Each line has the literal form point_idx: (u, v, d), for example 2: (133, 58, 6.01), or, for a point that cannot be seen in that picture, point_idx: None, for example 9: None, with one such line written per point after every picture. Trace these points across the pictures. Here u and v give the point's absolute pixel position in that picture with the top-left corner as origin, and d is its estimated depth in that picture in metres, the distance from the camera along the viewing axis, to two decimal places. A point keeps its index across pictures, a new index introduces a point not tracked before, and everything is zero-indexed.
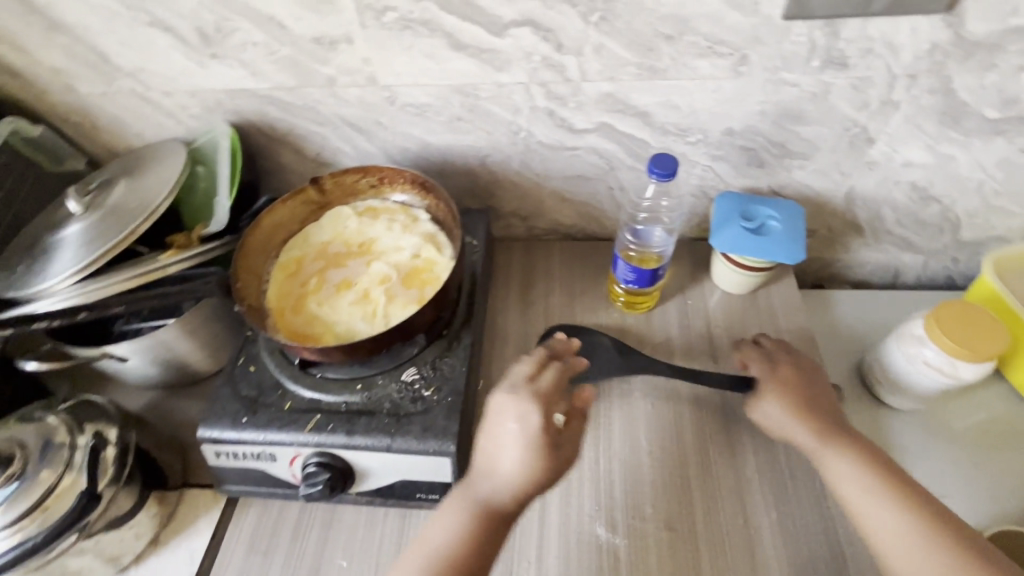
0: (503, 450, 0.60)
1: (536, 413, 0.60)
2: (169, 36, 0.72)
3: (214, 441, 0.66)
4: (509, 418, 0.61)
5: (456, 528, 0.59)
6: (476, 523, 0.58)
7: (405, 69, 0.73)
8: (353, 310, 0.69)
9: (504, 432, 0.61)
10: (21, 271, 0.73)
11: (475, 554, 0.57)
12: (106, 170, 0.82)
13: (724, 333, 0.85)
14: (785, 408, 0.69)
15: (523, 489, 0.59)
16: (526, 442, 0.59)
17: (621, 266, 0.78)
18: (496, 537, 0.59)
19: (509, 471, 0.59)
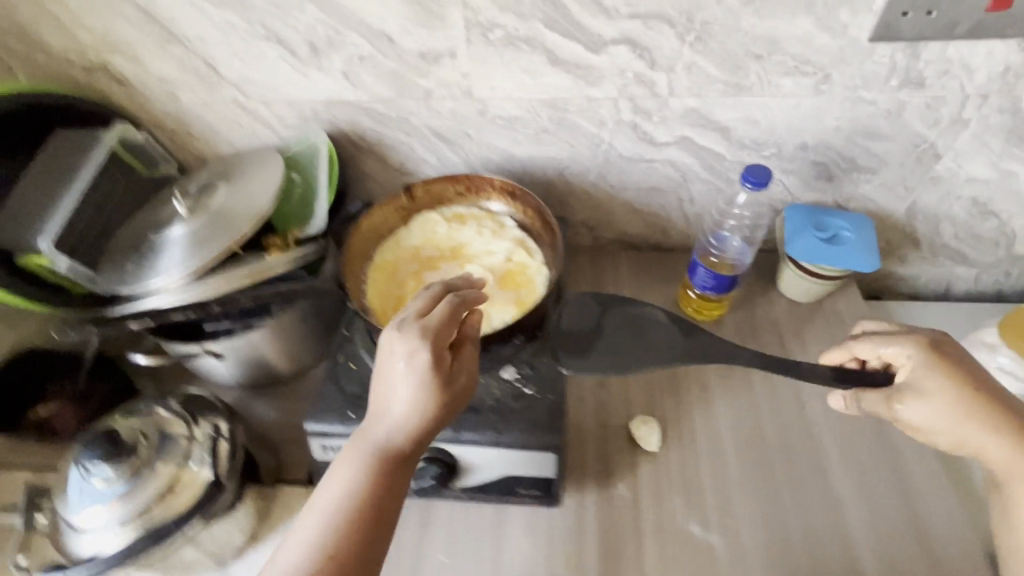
0: (395, 388, 0.54)
1: (421, 347, 0.54)
2: (281, 49, 0.76)
3: (323, 434, 0.68)
4: (391, 354, 0.55)
5: (356, 475, 0.54)
6: (378, 467, 0.54)
7: (501, 83, 0.77)
8: None
9: (387, 368, 0.55)
10: (130, 269, 0.76)
11: (378, 501, 0.53)
12: (203, 174, 0.86)
13: (794, 340, 0.88)
14: (955, 414, 0.59)
15: (423, 422, 0.55)
16: (417, 381, 0.54)
17: (701, 271, 0.82)
18: (399, 479, 0.54)
19: (401, 411, 0.54)
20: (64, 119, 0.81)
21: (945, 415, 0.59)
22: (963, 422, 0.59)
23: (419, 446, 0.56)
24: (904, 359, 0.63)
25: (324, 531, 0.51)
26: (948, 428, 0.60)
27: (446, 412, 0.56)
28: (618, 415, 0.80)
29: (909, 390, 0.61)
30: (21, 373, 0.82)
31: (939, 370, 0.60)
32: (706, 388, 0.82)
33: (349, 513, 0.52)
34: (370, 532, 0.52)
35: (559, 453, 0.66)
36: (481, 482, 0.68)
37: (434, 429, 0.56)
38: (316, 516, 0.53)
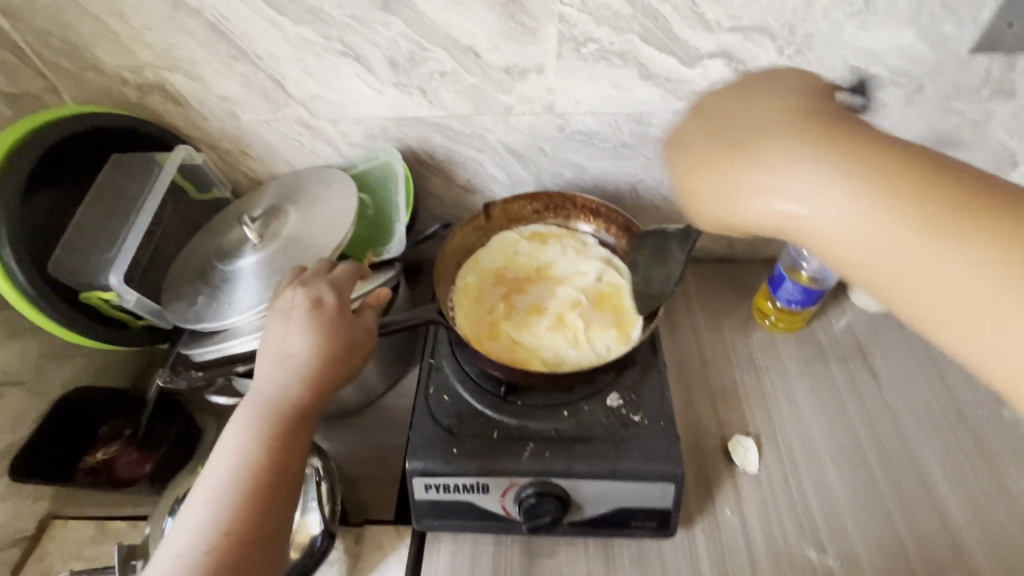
0: (287, 340, 0.59)
1: (325, 295, 0.62)
2: (358, 65, 0.72)
3: (424, 473, 0.63)
4: (283, 313, 0.61)
5: (253, 434, 0.54)
6: (275, 423, 0.55)
7: (587, 98, 0.74)
8: (554, 335, 0.71)
9: (275, 326, 0.60)
10: (201, 303, 0.70)
11: (276, 457, 0.53)
12: (266, 197, 0.81)
13: (876, 352, 0.87)
14: (796, 155, 0.42)
15: (308, 376, 0.57)
16: (311, 323, 0.59)
17: (789, 287, 0.81)
18: (297, 435, 0.55)
19: (295, 358, 0.58)
20: (116, 141, 0.74)
21: (814, 191, 0.41)
22: (839, 200, 0.40)
23: (317, 399, 0.58)
24: (781, 148, 0.43)
25: (220, 492, 0.51)
26: (840, 202, 0.40)
27: (347, 360, 0.60)
28: (711, 437, 0.78)
29: (782, 176, 0.42)
30: (77, 417, 0.76)
31: (805, 136, 0.43)
32: (796, 402, 0.81)
33: (252, 467, 0.52)
34: (279, 484, 0.52)
35: (678, 483, 0.63)
36: (595, 516, 0.65)
37: (334, 380, 0.59)
38: (213, 479, 0.52)
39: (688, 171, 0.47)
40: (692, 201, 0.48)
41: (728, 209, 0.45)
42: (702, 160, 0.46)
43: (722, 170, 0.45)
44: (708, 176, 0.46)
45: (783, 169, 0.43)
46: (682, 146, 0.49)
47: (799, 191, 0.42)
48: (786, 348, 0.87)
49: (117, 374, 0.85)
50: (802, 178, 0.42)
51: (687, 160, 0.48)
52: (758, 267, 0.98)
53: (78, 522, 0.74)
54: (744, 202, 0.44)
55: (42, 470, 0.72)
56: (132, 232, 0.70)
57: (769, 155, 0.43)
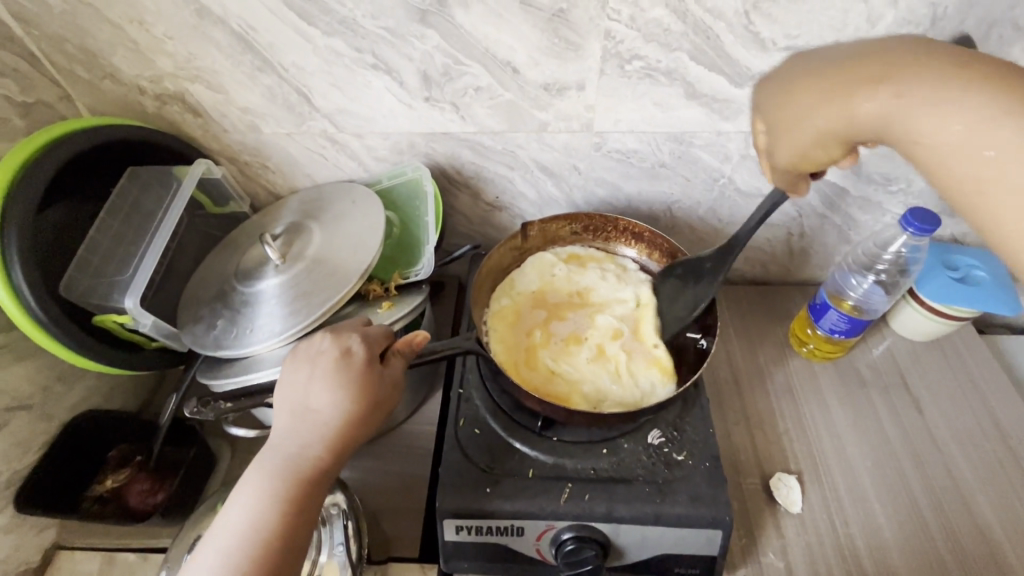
0: (310, 395, 0.55)
1: (355, 347, 0.57)
2: (389, 79, 0.69)
3: (456, 514, 0.59)
4: (307, 362, 0.57)
5: (267, 501, 0.51)
6: (289, 488, 0.51)
7: (628, 117, 0.71)
8: (595, 368, 0.69)
9: (298, 378, 0.56)
10: (220, 328, 0.67)
11: (289, 528, 0.50)
12: (286, 213, 0.77)
13: (920, 383, 0.83)
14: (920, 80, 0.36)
15: (330, 438, 0.54)
16: (337, 379, 0.55)
17: (834, 315, 0.78)
18: (314, 501, 0.52)
19: (318, 416, 0.54)
20: (133, 154, 0.71)
21: (947, 108, 0.35)
22: (960, 119, 0.34)
23: (335, 462, 0.54)
24: (912, 64, 0.37)
25: (227, 557, 0.49)
26: (958, 118, 0.34)
27: (371, 420, 0.56)
28: (750, 473, 0.74)
29: (906, 103, 0.36)
30: (88, 443, 0.73)
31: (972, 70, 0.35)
32: (838, 436, 0.77)
33: (263, 535, 0.49)
34: (287, 553, 0.50)
35: (726, 530, 0.59)
36: (635, 561, 0.61)
37: (354, 440, 0.55)
38: (221, 546, 0.49)
39: (798, 99, 0.43)
40: (795, 124, 0.43)
41: (841, 128, 0.40)
42: (814, 88, 0.42)
43: (834, 92, 0.40)
44: (819, 100, 0.41)
45: (921, 101, 0.36)
46: (804, 67, 0.43)
47: (926, 114, 0.35)
48: (825, 378, 0.84)
49: (127, 394, 0.81)
50: (909, 106, 0.36)
51: (798, 80, 0.43)
52: (792, 290, 0.95)
53: (87, 553, 0.70)
54: (860, 119, 0.39)
55: (48, 500, 0.68)
56: (150, 252, 0.66)
57: (895, 74, 0.37)
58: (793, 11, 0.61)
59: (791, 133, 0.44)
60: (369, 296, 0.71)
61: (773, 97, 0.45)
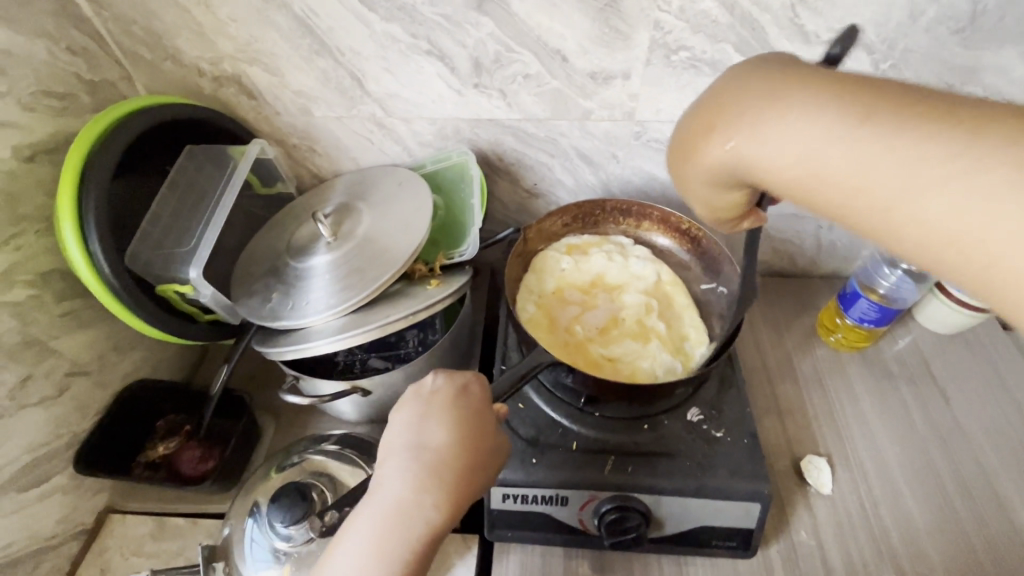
0: (423, 435, 0.52)
1: (468, 387, 0.56)
2: (441, 65, 0.71)
3: (503, 483, 0.62)
4: (420, 402, 0.55)
5: (378, 557, 0.47)
6: (402, 534, 0.48)
7: (669, 106, 0.73)
8: (644, 346, 0.71)
9: (410, 419, 0.54)
10: (276, 300, 0.69)
11: None
12: (309, 203, 0.80)
13: (946, 373, 0.85)
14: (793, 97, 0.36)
15: (445, 486, 0.50)
16: (453, 428, 0.52)
17: (864, 304, 0.80)
18: (427, 554, 0.49)
19: (431, 466, 0.50)
20: (190, 132, 0.74)
21: (794, 130, 0.35)
22: (814, 134, 0.34)
23: (449, 520, 0.50)
24: (736, 102, 0.38)
25: None
26: (777, 142, 0.36)
27: (486, 466, 0.52)
28: (781, 455, 0.76)
29: (749, 128, 0.37)
30: (137, 412, 0.76)
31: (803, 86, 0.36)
32: (866, 423, 0.79)
33: None
34: None
35: (764, 504, 0.61)
36: (674, 532, 0.63)
37: (469, 494, 0.51)
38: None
39: (672, 151, 0.44)
40: (672, 165, 0.44)
41: (713, 175, 0.41)
42: (678, 145, 0.43)
43: (690, 152, 0.41)
44: (721, 113, 0.39)
45: (758, 133, 0.37)
46: (674, 132, 0.44)
47: (771, 145, 0.36)
48: (853, 368, 0.86)
49: (172, 367, 0.84)
50: (745, 144, 0.37)
51: (670, 150, 0.44)
52: (817, 282, 0.97)
53: (137, 517, 0.73)
54: (719, 163, 0.40)
55: (101, 463, 0.71)
56: (210, 226, 0.69)
57: (723, 117, 0.39)
58: (837, 6, 0.63)
59: (688, 177, 0.43)
60: (414, 276, 0.74)
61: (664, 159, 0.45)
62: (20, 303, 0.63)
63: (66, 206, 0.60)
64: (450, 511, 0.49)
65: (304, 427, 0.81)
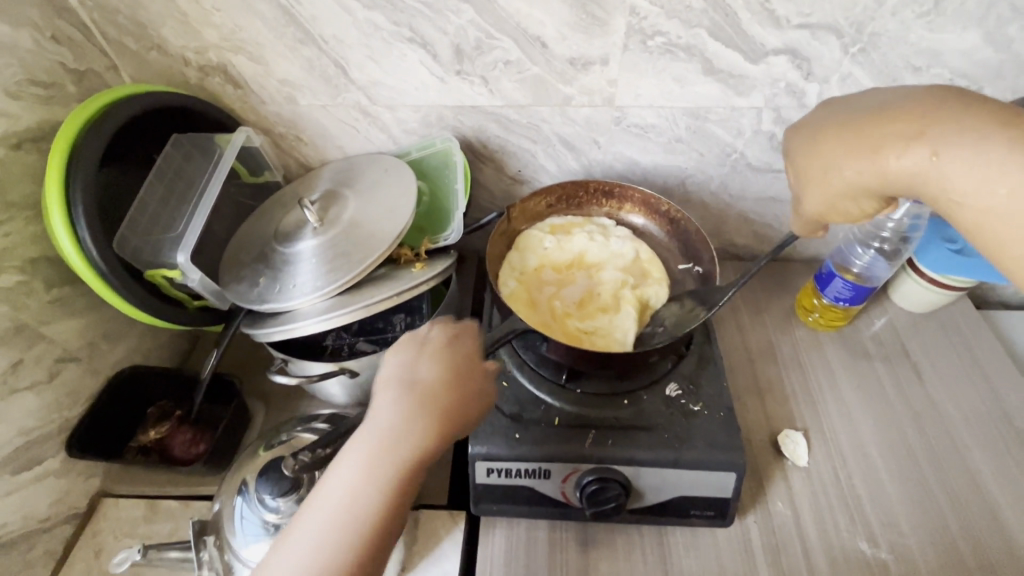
0: (413, 370, 0.54)
1: (456, 334, 0.59)
2: (423, 52, 0.73)
3: (487, 458, 0.64)
4: (410, 345, 0.57)
5: (368, 475, 0.47)
6: (391, 456, 0.48)
7: (647, 92, 0.75)
8: (620, 317, 0.73)
9: (402, 358, 0.56)
10: (263, 284, 0.71)
11: (389, 506, 0.47)
12: (295, 189, 0.82)
13: (919, 350, 0.88)
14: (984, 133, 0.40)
15: (437, 412, 0.51)
16: (444, 367, 0.55)
17: (839, 283, 0.83)
18: (415, 478, 0.49)
19: (423, 393, 0.52)
20: (177, 121, 0.75)
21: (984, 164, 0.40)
22: (1010, 173, 0.39)
23: (440, 445, 0.51)
24: (940, 120, 0.42)
25: (330, 523, 0.45)
26: (974, 170, 0.40)
27: (473, 400, 0.54)
28: (759, 431, 0.79)
29: (945, 149, 0.41)
30: (128, 398, 0.77)
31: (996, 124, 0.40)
32: (842, 399, 0.82)
33: (363, 509, 0.46)
34: (389, 531, 0.47)
35: (740, 474, 0.63)
36: (654, 503, 0.66)
37: (460, 424, 0.53)
38: (316, 516, 0.46)
39: (833, 140, 0.48)
40: (823, 153, 0.49)
41: (875, 181, 0.46)
42: (844, 138, 0.47)
43: (863, 148, 0.46)
44: (906, 129, 0.44)
45: (953, 155, 0.41)
46: (844, 119, 0.48)
47: (957, 173, 0.41)
48: (830, 346, 0.88)
49: (163, 355, 0.85)
50: (944, 163, 0.41)
51: (825, 136, 0.49)
52: (796, 265, 0.99)
53: (129, 500, 0.74)
54: (893, 173, 0.44)
55: (93, 448, 0.72)
56: (197, 212, 0.70)
57: (919, 126, 0.43)
58: None
59: (841, 174, 0.48)
60: (400, 261, 0.75)
61: (806, 141, 0.51)
62: (9, 289, 0.64)
63: (54, 191, 0.61)
64: (439, 436, 0.50)
65: (294, 412, 0.82)
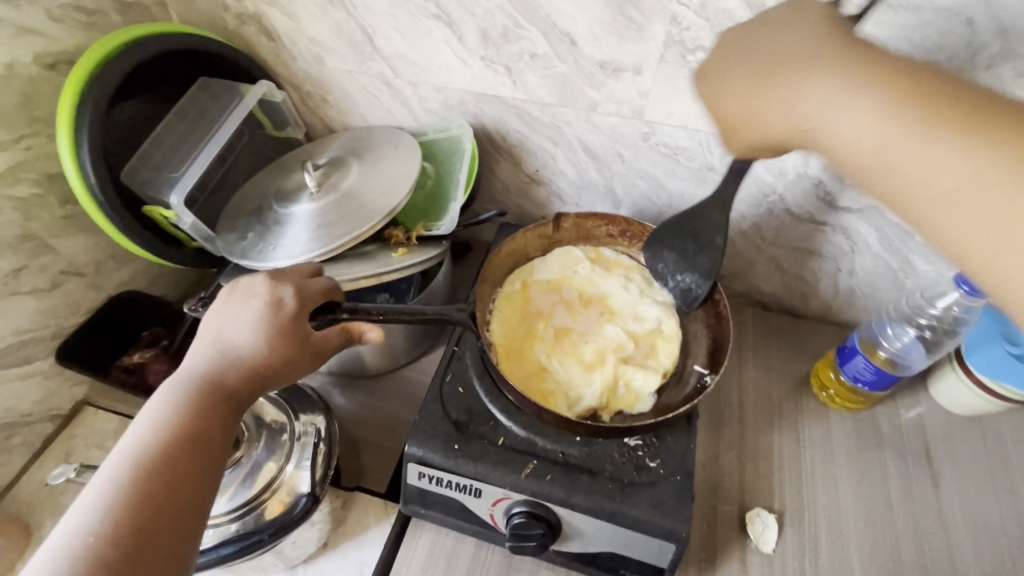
0: (239, 323, 0.55)
1: (287, 299, 0.56)
2: (449, 32, 0.69)
3: (420, 461, 0.62)
4: (245, 290, 0.57)
5: (183, 414, 0.49)
6: (203, 406, 0.50)
7: (681, 110, 0.68)
8: (586, 377, 0.67)
9: (235, 299, 0.57)
10: (249, 239, 0.72)
11: (199, 448, 0.48)
12: (337, 143, 0.81)
13: (946, 457, 0.76)
14: (821, 60, 0.41)
15: (241, 372, 0.52)
16: (263, 317, 0.55)
17: (861, 363, 0.73)
18: (225, 420, 0.50)
19: (223, 362, 0.53)
20: (208, 63, 0.76)
21: (823, 92, 0.40)
22: (853, 108, 0.39)
23: (250, 392, 0.53)
24: (803, 61, 0.42)
25: (127, 464, 0.45)
26: (860, 127, 0.38)
27: (296, 358, 0.55)
28: (729, 500, 0.72)
29: (797, 83, 0.42)
30: (122, 321, 0.81)
31: (834, 52, 0.41)
32: (835, 488, 0.73)
33: (178, 444, 0.47)
34: (200, 455, 0.48)
35: (680, 546, 0.58)
36: (582, 552, 0.62)
37: (264, 381, 0.53)
38: (125, 459, 0.46)
39: (728, 99, 0.47)
40: (740, 120, 0.46)
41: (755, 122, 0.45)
42: (740, 77, 0.46)
43: (751, 88, 0.45)
44: (755, 76, 0.45)
45: (798, 86, 0.41)
46: (725, 57, 0.48)
47: (816, 105, 0.40)
48: (839, 427, 0.78)
49: (167, 285, 0.89)
50: (803, 93, 0.41)
51: (719, 72, 0.48)
52: (829, 329, 0.88)
53: (107, 414, 0.79)
54: (769, 112, 0.43)
55: (82, 361, 0.77)
56: (201, 156, 0.71)
57: (784, 73, 0.43)
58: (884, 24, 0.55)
59: (733, 125, 0.47)
60: (390, 241, 0.74)
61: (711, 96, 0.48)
62: (25, 199, 0.68)
63: (66, 114, 0.64)
64: (247, 387, 0.53)
65: None
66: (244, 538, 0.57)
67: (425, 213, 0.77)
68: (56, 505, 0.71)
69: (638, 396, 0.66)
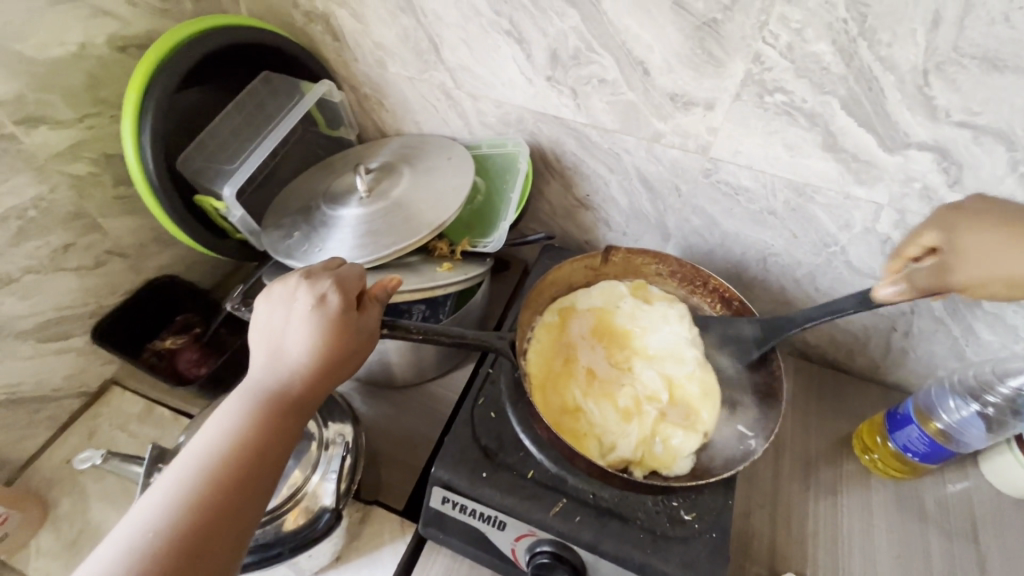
0: (288, 325, 0.52)
1: (329, 295, 0.53)
2: (518, 49, 0.68)
3: (446, 486, 0.60)
4: (288, 289, 0.54)
5: (242, 420, 0.48)
6: (260, 408, 0.49)
7: (750, 150, 0.65)
8: (623, 425, 0.64)
9: (282, 299, 0.54)
10: (295, 239, 0.71)
11: (255, 454, 0.47)
12: (391, 149, 0.80)
13: (994, 541, 0.71)
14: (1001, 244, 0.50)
15: (297, 375, 0.51)
16: (310, 318, 0.52)
17: (914, 433, 0.70)
18: (284, 423, 0.49)
19: (281, 365, 0.51)
20: (272, 57, 0.76)
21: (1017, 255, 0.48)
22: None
23: (309, 395, 0.51)
24: None
25: (189, 472, 0.45)
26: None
27: (351, 360, 0.53)
28: (757, 560, 0.68)
29: None
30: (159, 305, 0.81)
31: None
32: (873, 561, 0.68)
33: (235, 450, 0.47)
34: (258, 462, 0.47)
35: None
36: None
37: (324, 383, 0.52)
38: (187, 462, 0.46)
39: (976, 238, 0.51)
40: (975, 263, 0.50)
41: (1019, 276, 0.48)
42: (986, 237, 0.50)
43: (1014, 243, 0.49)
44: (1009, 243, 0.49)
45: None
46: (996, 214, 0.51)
47: None
48: (880, 494, 0.74)
49: (205, 272, 0.89)
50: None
51: (980, 221, 0.51)
52: (874, 390, 0.84)
53: (133, 396, 0.79)
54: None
55: (116, 342, 0.77)
56: (257, 150, 0.71)
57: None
58: (984, 84, 0.52)
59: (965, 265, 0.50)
60: (434, 254, 0.73)
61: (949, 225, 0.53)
62: (81, 177, 0.68)
63: (133, 96, 0.64)
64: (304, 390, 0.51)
65: None
66: (261, 550, 0.56)
67: (472, 230, 0.76)
68: (75, 484, 0.70)
69: (676, 456, 0.63)
